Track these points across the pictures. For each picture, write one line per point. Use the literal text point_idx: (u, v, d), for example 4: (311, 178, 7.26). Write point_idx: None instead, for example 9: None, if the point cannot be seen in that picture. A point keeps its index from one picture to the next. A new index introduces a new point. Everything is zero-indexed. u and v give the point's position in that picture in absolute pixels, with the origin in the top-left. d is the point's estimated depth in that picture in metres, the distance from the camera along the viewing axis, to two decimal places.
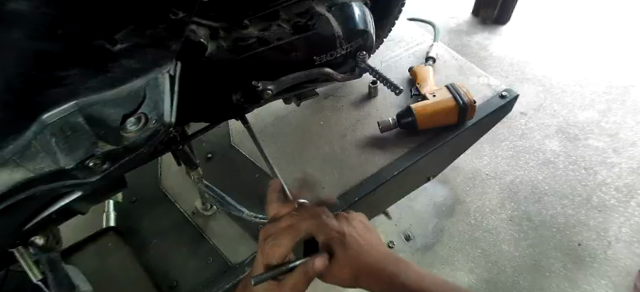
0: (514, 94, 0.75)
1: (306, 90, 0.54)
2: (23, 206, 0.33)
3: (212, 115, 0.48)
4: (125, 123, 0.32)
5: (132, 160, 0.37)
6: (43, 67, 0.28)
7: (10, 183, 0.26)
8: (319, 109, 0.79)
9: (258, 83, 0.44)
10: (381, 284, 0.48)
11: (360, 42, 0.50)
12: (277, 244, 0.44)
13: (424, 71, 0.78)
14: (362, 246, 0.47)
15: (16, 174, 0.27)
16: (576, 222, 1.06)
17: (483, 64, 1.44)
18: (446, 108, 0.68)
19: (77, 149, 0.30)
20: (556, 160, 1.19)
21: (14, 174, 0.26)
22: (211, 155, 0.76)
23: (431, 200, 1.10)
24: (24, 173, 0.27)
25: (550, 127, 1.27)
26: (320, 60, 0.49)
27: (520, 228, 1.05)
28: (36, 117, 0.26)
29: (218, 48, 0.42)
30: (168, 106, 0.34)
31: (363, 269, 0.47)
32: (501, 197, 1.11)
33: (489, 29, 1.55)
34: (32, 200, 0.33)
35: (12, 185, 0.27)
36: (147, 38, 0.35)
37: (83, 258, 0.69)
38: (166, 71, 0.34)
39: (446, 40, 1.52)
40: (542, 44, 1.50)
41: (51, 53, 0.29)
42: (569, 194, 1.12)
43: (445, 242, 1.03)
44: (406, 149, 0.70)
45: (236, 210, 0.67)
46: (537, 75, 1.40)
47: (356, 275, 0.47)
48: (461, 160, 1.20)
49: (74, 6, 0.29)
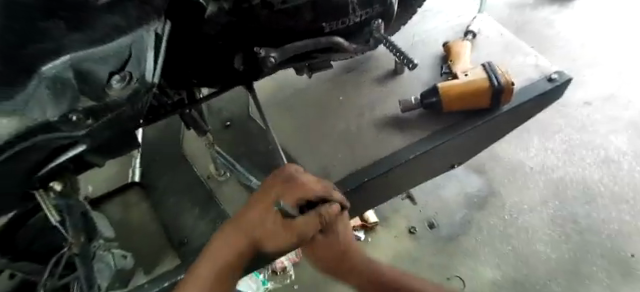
0: (566, 77, 0.65)
1: (318, 61, 0.52)
2: (21, 158, 0.35)
3: (219, 79, 0.49)
4: (111, 80, 0.33)
5: (118, 122, 0.38)
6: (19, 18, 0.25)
7: (11, 131, 0.29)
8: (340, 82, 0.79)
9: (260, 50, 0.44)
10: (357, 273, 0.48)
11: (378, 9, 0.47)
12: (295, 188, 0.45)
13: (459, 47, 0.72)
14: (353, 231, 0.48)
15: (13, 122, 0.29)
16: (634, 230, 0.94)
17: (546, 44, 1.27)
18: (478, 89, 0.61)
19: (62, 102, 0.32)
20: (620, 160, 1.05)
21: (12, 122, 0.29)
22: (229, 124, 0.80)
23: (462, 189, 1.04)
24: (20, 122, 0.29)
25: (619, 121, 1.11)
26: (330, 28, 0.46)
27: (561, 230, 0.95)
28: (34, 69, 0.28)
29: (218, 11, 0.39)
30: (151, 65, 0.36)
31: (351, 253, 0.47)
32: (543, 193, 1.01)
33: (559, 4, 1.37)
34: (31, 154, 0.35)
35: (13, 133, 0.30)
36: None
37: (113, 208, 0.76)
38: (152, 29, 0.34)
39: (506, 14, 1.36)
40: (624, 24, 1.30)
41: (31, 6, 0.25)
42: (630, 199, 0.99)
43: (472, 235, 0.96)
44: (430, 131, 0.66)
45: (244, 178, 0.69)
46: (611, 59, 1.22)
47: (340, 259, 0.47)
48: (504, 150, 1.10)
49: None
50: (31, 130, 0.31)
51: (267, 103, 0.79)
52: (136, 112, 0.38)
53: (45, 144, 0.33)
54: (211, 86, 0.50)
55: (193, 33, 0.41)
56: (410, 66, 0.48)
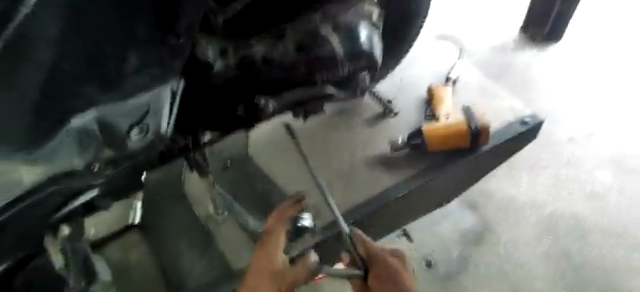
0: (538, 120, 0.73)
1: (312, 107, 0.58)
2: (39, 205, 0.39)
3: (219, 122, 0.54)
4: (130, 132, 0.39)
5: (132, 164, 0.44)
6: (57, 84, 0.28)
7: (39, 178, 0.33)
8: (335, 123, 0.82)
9: (260, 100, 0.50)
10: None
11: (366, 62, 0.52)
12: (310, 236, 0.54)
13: (441, 92, 0.78)
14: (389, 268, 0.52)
15: (40, 170, 0.33)
16: (626, 266, 0.97)
17: (528, 85, 1.32)
18: (458, 132, 0.68)
19: (86, 150, 0.37)
20: (606, 195, 1.09)
21: (39, 170, 0.33)
22: (229, 163, 0.83)
23: (457, 226, 1.05)
24: (47, 169, 0.34)
25: (602, 157, 1.16)
26: (323, 80, 0.51)
27: (557, 266, 0.97)
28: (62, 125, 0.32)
29: (225, 67, 0.45)
30: (165, 119, 0.41)
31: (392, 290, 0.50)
32: (536, 229, 1.03)
33: (538, 47, 1.41)
34: (49, 201, 0.39)
35: (40, 179, 0.34)
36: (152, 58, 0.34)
37: (112, 250, 0.78)
38: (169, 87, 0.39)
39: (488, 57, 1.40)
40: (600, 61, 1.36)
41: (67, 71, 0.28)
42: (620, 234, 1.02)
43: (470, 273, 0.97)
44: (414, 171, 0.71)
45: (243, 219, 0.73)
46: (590, 98, 1.27)
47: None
48: (496, 186, 1.12)
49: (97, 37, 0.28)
50: (58, 175, 0.36)
51: (266, 147, 0.85)
52: (148, 157, 0.45)
53: (70, 186, 0.38)
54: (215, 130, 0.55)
55: (203, 86, 0.46)
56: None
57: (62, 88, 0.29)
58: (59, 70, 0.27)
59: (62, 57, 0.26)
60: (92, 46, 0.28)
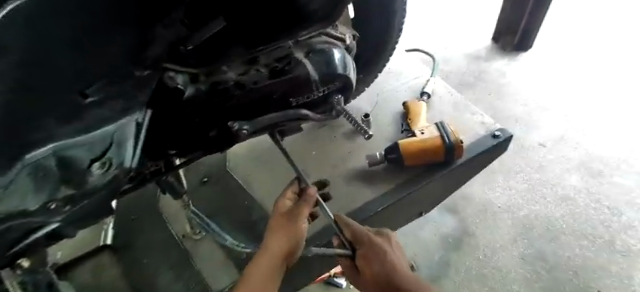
0: (507, 135, 0.75)
1: (287, 128, 0.58)
2: None
3: (189, 150, 0.52)
4: (92, 167, 0.37)
5: (93, 202, 0.42)
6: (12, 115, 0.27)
7: None
8: (315, 137, 0.82)
9: (234, 124, 0.48)
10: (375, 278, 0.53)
11: (338, 85, 0.53)
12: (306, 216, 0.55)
13: (416, 107, 0.80)
14: (365, 244, 0.54)
15: None
16: (596, 266, 1.00)
17: (502, 91, 1.36)
18: (434, 146, 0.69)
19: (43, 188, 0.34)
20: (576, 197, 1.12)
21: None
22: (206, 179, 0.82)
23: (438, 230, 1.07)
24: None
25: (571, 160, 1.19)
26: (297, 102, 0.52)
27: (532, 267, 1.00)
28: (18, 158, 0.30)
29: (196, 91, 0.46)
30: (129, 152, 0.40)
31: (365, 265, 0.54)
32: (512, 232, 1.06)
33: (509, 56, 1.46)
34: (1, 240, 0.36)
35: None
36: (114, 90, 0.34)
37: (82, 272, 0.75)
38: (134, 118, 0.39)
39: (463, 66, 1.44)
40: (569, 68, 1.40)
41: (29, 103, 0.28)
42: (590, 235, 1.05)
43: (451, 277, 0.99)
44: (393, 185, 0.72)
45: (221, 237, 0.72)
46: (560, 104, 1.32)
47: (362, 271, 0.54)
48: (473, 191, 1.14)
49: (51, 70, 0.28)
50: (7, 218, 0.32)
51: (245, 162, 0.83)
52: (111, 193, 0.43)
53: (22, 226, 0.35)
54: (189, 155, 0.54)
55: (174, 112, 0.46)
56: (366, 136, 0.58)
57: (20, 114, 0.28)
58: (26, 98, 0.27)
59: (27, 84, 0.26)
60: (61, 78, 0.29)
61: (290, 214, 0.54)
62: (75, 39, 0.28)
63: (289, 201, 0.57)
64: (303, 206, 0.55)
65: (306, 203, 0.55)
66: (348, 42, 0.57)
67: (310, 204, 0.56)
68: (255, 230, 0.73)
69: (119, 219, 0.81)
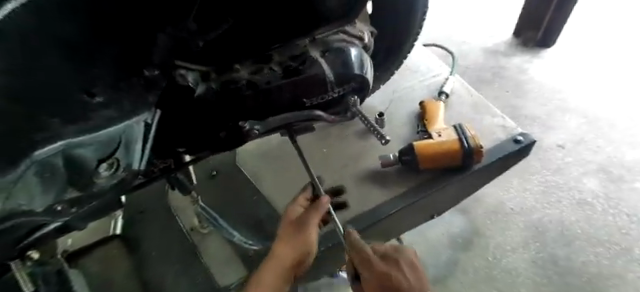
0: (529, 140, 0.72)
1: (299, 127, 0.56)
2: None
3: (195, 146, 0.50)
4: (99, 168, 0.37)
5: (100, 203, 0.41)
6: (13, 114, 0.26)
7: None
8: (326, 135, 0.80)
9: (245, 124, 0.47)
10: None
11: (354, 85, 0.51)
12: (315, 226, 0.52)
13: (434, 108, 0.77)
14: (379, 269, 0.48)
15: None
16: (611, 274, 0.96)
17: (521, 89, 1.31)
18: (451, 150, 0.66)
19: (50, 189, 0.34)
20: (593, 202, 1.07)
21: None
22: (215, 173, 0.81)
23: (447, 230, 1.04)
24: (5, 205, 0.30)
25: (590, 163, 1.14)
26: (311, 102, 0.50)
27: (543, 272, 0.97)
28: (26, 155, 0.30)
29: (207, 90, 0.44)
30: (138, 154, 0.39)
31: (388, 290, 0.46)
32: (524, 235, 1.03)
33: (531, 52, 1.40)
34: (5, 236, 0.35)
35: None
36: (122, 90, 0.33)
37: (91, 261, 0.75)
38: (142, 119, 0.37)
39: (481, 61, 1.39)
40: (593, 67, 1.34)
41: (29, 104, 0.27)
42: (606, 241, 1.01)
43: (458, 277, 0.97)
44: (406, 187, 0.70)
45: (228, 233, 0.71)
46: (582, 104, 1.26)
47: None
48: (485, 191, 1.11)
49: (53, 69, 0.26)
50: (13, 216, 0.32)
51: (255, 157, 0.81)
52: (117, 195, 0.42)
53: (26, 225, 0.34)
54: (198, 154, 0.52)
55: (183, 109, 0.44)
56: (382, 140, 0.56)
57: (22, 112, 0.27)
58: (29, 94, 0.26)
59: (32, 77, 0.25)
60: (67, 75, 0.28)
61: (299, 223, 0.52)
62: (85, 36, 0.26)
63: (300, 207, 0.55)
64: (313, 215, 0.53)
65: (316, 213, 0.53)
66: (366, 40, 0.54)
67: (321, 214, 0.53)
68: (264, 227, 0.72)
69: (129, 210, 0.81)
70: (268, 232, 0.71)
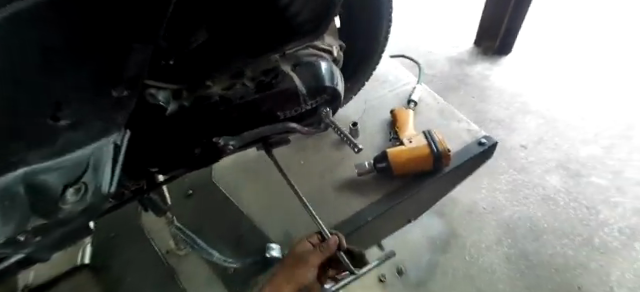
0: (492, 142, 0.76)
1: (275, 140, 0.56)
2: None
3: (167, 163, 0.48)
4: (65, 193, 0.36)
5: (73, 229, 0.41)
6: None
7: None
8: (303, 147, 0.81)
9: (220, 140, 0.48)
10: None
11: (326, 96, 0.52)
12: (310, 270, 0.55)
13: (404, 115, 0.80)
14: None
15: None
16: (577, 263, 1.01)
17: (484, 94, 1.38)
18: (422, 155, 0.69)
19: (11, 220, 0.33)
20: (556, 197, 1.14)
21: None
22: (191, 192, 0.79)
23: (425, 233, 1.07)
24: None
25: (550, 161, 1.21)
26: (285, 115, 0.51)
27: (516, 267, 1.01)
28: None
29: (179, 108, 0.43)
30: (108, 177, 0.38)
31: None
32: (497, 232, 1.07)
33: (492, 60, 1.48)
34: None
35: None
36: (90, 112, 0.32)
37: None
38: (112, 140, 0.36)
39: (447, 70, 1.46)
40: (547, 72, 1.43)
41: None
42: (569, 233, 1.06)
43: (439, 279, 0.99)
44: (381, 194, 0.71)
45: (207, 253, 0.70)
46: (540, 106, 1.34)
47: None
48: (458, 192, 1.15)
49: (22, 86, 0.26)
50: None
51: (232, 174, 0.81)
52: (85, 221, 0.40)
53: None
54: (172, 172, 0.52)
55: (154, 126, 0.44)
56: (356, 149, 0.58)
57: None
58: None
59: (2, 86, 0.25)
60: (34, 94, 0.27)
61: (299, 259, 0.55)
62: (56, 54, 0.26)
63: (309, 243, 0.58)
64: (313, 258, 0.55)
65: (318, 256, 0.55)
66: (335, 54, 0.56)
67: (324, 255, 0.56)
68: (245, 245, 0.70)
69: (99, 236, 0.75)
70: (249, 250, 0.70)
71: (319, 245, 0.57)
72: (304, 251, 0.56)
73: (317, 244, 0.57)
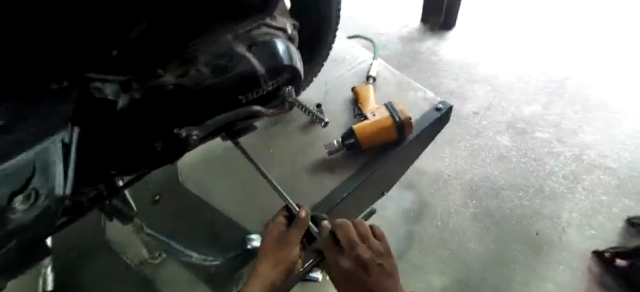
0: (448, 106, 0.79)
1: (240, 127, 0.55)
2: None
3: (125, 165, 0.45)
4: (13, 202, 0.27)
5: (18, 247, 0.31)
6: None
7: None
8: (270, 135, 0.80)
9: (181, 131, 0.44)
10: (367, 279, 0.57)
11: (287, 76, 0.51)
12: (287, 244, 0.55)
13: (366, 91, 0.81)
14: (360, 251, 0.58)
15: None
16: (533, 212, 1.09)
17: (435, 68, 1.44)
18: (384, 127, 0.70)
19: None
20: (509, 155, 1.21)
21: None
22: (158, 198, 0.75)
23: (399, 205, 1.11)
24: None
25: (501, 123, 1.29)
26: (246, 98, 0.49)
27: (484, 224, 1.07)
28: None
29: (131, 100, 0.41)
30: (60, 177, 0.31)
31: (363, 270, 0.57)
32: (463, 195, 1.13)
33: (438, 36, 1.53)
34: None
35: None
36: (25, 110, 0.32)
37: None
38: (58, 139, 0.32)
39: (399, 48, 1.50)
40: (488, 42, 1.51)
41: None
42: (523, 185, 1.14)
43: (416, 247, 1.03)
44: (353, 169, 0.72)
45: (185, 254, 0.68)
46: (485, 73, 1.42)
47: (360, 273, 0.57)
48: (423, 163, 1.20)
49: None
50: None
51: (199, 172, 0.77)
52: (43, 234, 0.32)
53: None
54: (135, 173, 0.48)
55: (107, 121, 0.40)
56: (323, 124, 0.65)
57: None
58: None
59: None
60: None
61: (277, 242, 0.55)
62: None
63: (281, 224, 0.57)
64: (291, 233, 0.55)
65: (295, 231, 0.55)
66: (289, 32, 0.55)
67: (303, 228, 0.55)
68: (224, 239, 0.70)
69: (59, 258, 0.68)
70: (230, 243, 0.69)
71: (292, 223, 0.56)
72: (278, 233, 0.56)
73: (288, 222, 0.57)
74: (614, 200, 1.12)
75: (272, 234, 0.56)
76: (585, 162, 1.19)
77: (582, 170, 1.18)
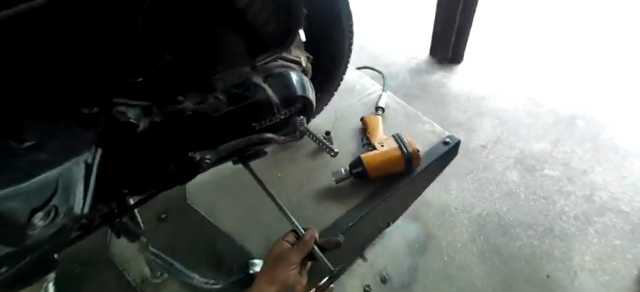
0: (456, 141, 0.80)
1: (250, 153, 0.57)
2: None
3: (138, 183, 0.46)
4: (34, 218, 0.33)
5: (33, 255, 0.37)
6: None
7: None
8: (278, 160, 0.82)
9: (196, 154, 0.48)
10: None
11: (299, 106, 0.54)
12: (290, 261, 0.56)
13: (374, 121, 0.82)
14: None
15: None
16: (542, 252, 1.07)
17: (445, 101, 1.46)
18: (393, 157, 0.71)
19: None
20: (517, 191, 1.20)
21: None
22: (165, 216, 0.76)
23: (403, 237, 1.09)
24: None
25: (509, 158, 1.29)
26: (260, 126, 0.52)
27: (491, 261, 1.05)
28: None
29: (151, 123, 0.43)
30: (79, 197, 0.36)
31: None
32: (470, 230, 1.11)
33: (447, 69, 1.56)
34: None
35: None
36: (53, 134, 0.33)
37: None
38: (83, 161, 0.36)
39: (408, 79, 1.54)
40: (497, 76, 1.54)
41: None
42: (533, 224, 1.13)
43: (420, 282, 1.01)
44: (359, 199, 0.72)
45: (187, 276, 0.66)
46: (493, 107, 1.43)
47: None
48: (430, 194, 1.19)
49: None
50: None
51: (205, 191, 0.81)
52: (60, 242, 0.37)
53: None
54: (144, 193, 0.50)
55: (127, 142, 0.42)
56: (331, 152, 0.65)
57: None
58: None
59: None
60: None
61: (279, 259, 0.57)
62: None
63: (287, 242, 0.59)
64: (295, 251, 0.57)
65: (299, 249, 0.57)
66: (303, 65, 0.58)
67: (305, 250, 0.57)
68: (226, 263, 0.70)
69: (61, 274, 0.68)
70: (231, 267, 0.70)
71: (297, 243, 0.58)
72: (283, 251, 0.57)
73: (295, 242, 0.59)
74: (628, 245, 1.09)
75: (277, 250, 0.58)
76: (596, 204, 1.17)
77: (593, 211, 1.16)
